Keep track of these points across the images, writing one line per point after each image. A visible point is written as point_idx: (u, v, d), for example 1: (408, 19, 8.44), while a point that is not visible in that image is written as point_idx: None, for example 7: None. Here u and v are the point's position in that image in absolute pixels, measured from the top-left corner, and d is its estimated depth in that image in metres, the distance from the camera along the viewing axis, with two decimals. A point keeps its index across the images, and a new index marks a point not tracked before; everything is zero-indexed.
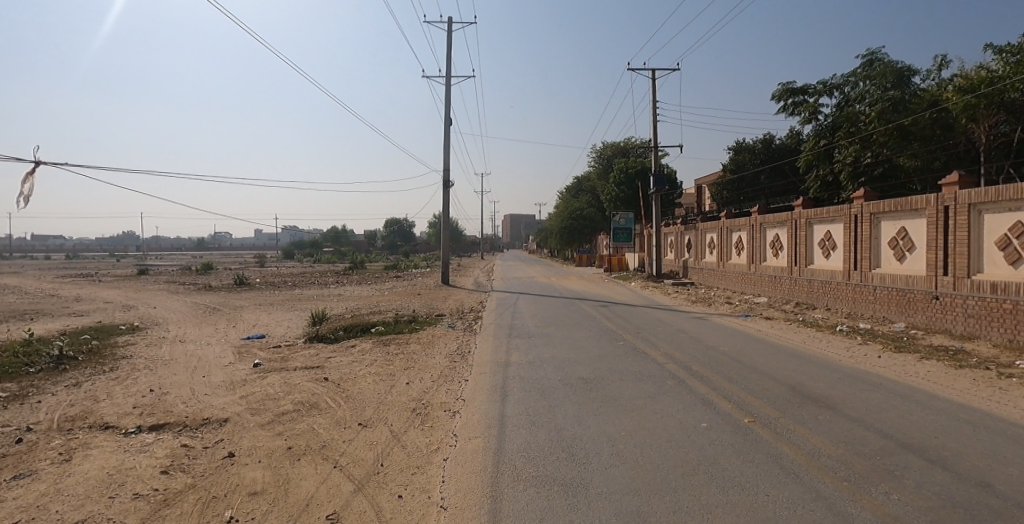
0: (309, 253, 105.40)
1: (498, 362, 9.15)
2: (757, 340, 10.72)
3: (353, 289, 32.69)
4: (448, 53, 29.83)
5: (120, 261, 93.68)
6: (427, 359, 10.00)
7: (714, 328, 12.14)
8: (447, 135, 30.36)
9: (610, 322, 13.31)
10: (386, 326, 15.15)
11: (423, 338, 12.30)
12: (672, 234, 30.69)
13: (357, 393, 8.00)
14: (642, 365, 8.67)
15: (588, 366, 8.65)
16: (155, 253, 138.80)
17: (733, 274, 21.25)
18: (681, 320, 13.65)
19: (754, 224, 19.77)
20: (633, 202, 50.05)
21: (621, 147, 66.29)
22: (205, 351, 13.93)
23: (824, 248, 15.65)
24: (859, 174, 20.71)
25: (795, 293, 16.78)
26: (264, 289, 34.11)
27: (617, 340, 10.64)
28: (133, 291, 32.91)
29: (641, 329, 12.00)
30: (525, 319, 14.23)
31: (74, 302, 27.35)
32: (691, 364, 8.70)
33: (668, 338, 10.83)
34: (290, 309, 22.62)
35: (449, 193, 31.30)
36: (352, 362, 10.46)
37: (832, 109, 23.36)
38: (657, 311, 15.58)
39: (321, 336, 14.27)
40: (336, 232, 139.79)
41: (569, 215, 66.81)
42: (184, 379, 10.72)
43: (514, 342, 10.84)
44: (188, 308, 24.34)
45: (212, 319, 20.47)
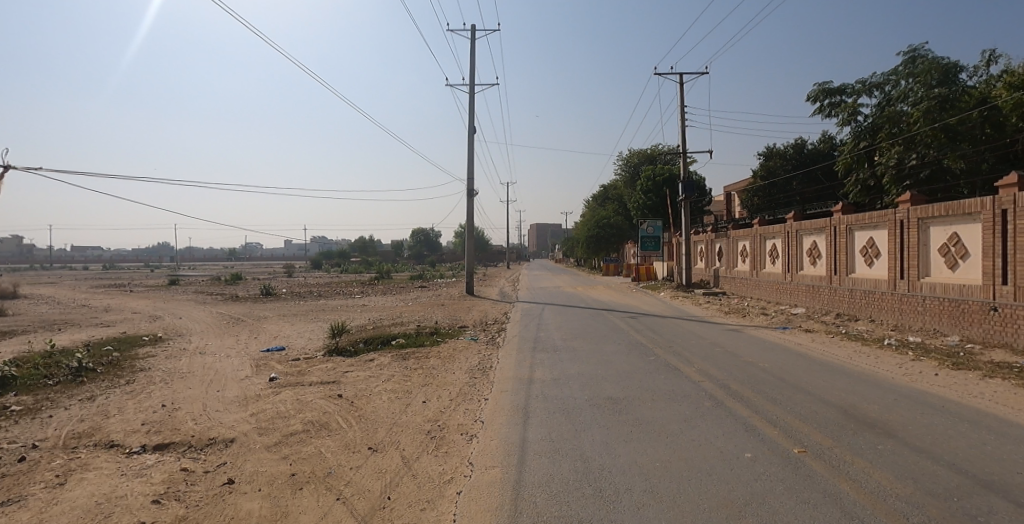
0: (335, 263, 107.02)
1: (521, 379, 8.60)
2: (800, 355, 9.90)
3: (376, 299, 32.60)
4: (471, 61, 29.72)
5: (155, 271, 96.66)
6: (446, 375, 9.52)
7: (752, 342, 11.36)
8: (470, 143, 30.16)
9: (640, 335, 12.61)
10: (407, 338, 14.78)
11: (443, 352, 11.84)
12: (702, 242, 29.75)
13: (371, 412, 7.57)
14: (676, 384, 7.99)
15: (618, 385, 8.02)
16: (188, 263, 142.79)
17: (768, 284, 20.30)
18: (714, 333, 12.90)
19: (790, 231, 18.83)
20: (660, 209, 48.99)
21: (649, 154, 65.25)
22: (223, 364, 13.75)
23: (867, 256, 14.67)
24: (904, 176, 19.89)
25: (836, 303, 15.78)
26: (289, 299, 34.32)
27: (648, 356, 9.95)
28: (162, 301, 33.50)
29: (674, 343, 11.27)
30: (550, 332, 13.67)
31: (105, 313, 27.88)
32: (730, 383, 7.98)
33: (702, 353, 10.09)
34: (313, 320, 22.53)
35: (472, 201, 31.05)
36: (368, 377, 10.06)
37: (872, 109, 22.52)
38: (688, 323, 14.81)
39: (341, 349, 13.97)
40: (363, 242, 141.55)
41: (595, 223, 65.96)
42: (199, 393, 10.51)
43: (539, 357, 10.26)
44: (214, 319, 24.51)
45: (235, 330, 20.46)
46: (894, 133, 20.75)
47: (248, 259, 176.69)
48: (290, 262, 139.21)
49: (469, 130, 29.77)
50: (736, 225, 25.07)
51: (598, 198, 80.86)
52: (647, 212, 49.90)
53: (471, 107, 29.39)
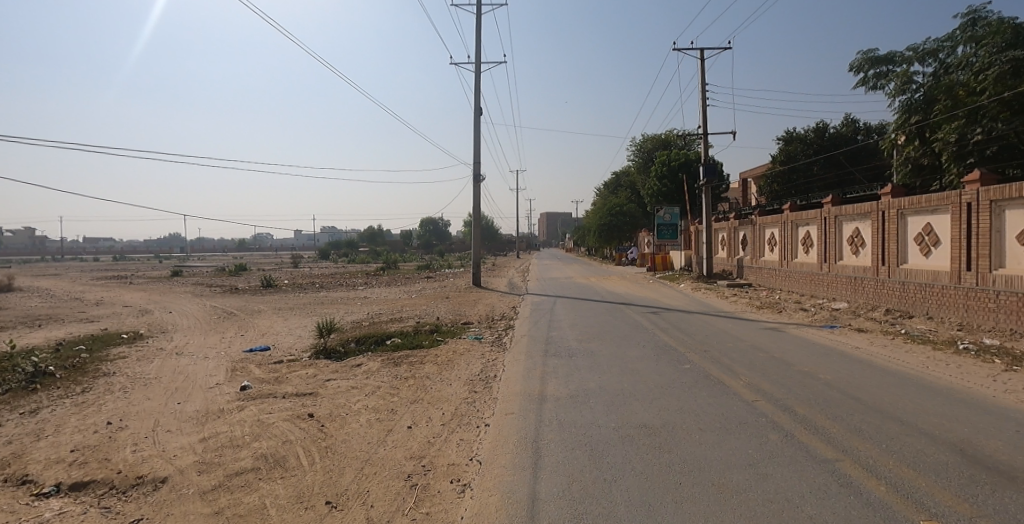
0: (342, 253, 106.13)
1: (530, 396, 7.01)
2: (865, 364, 8.26)
3: (379, 291, 31.09)
4: (476, 37, 27.91)
5: (162, 262, 96.67)
6: (441, 388, 7.94)
7: (801, 345, 9.67)
8: (476, 126, 28.46)
9: (666, 335, 10.97)
10: (403, 338, 13.22)
11: (440, 356, 10.25)
12: (724, 229, 27.89)
13: (342, 442, 6.01)
14: (725, 403, 6.38)
15: (652, 405, 6.40)
16: (196, 254, 142.72)
17: (801, 275, 18.53)
18: (753, 333, 11.22)
19: (828, 217, 16.97)
20: (676, 197, 47.02)
21: (663, 140, 62.99)
22: (197, 368, 12.30)
23: (925, 244, 12.84)
24: (966, 153, 18.13)
25: (885, 298, 14.01)
26: (289, 291, 32.94)
27: (682, 365, 8.32)
28: (158, 295, 32.24)
29: (710, 347, 9.62)
30: (563, 331, 12.06)
31: (93, 307, 26.62)
32: (792, 403, 6.35)
33: (747, 361, 8.44)
34: (307, 315, 21.05)
35: (479, 187, 29.38)
36: (349, 390, 8.49)
37: (927, 79, 20.62)
38: (719, 320, 13.12)
39: (329, 350, 12.47)
40: (370, 232, 140.40)
41: (607, 211, 63.98)
42: (157, 407, 9.03)
43: (552, 365, 8.67)
44: (205, 313, 23.15)
45: (223, 326, 19.05)
46: (951, 105, 18.81)
47: (256, 250, 176.30)
48: (297, 253, 138.34)
49: (475, 111, 28.04)
50: (763, 212, 23.18)
51: (610, 185, 78.87)
52: (662, 199, 48.00)
53: (477, 86, 27.59)
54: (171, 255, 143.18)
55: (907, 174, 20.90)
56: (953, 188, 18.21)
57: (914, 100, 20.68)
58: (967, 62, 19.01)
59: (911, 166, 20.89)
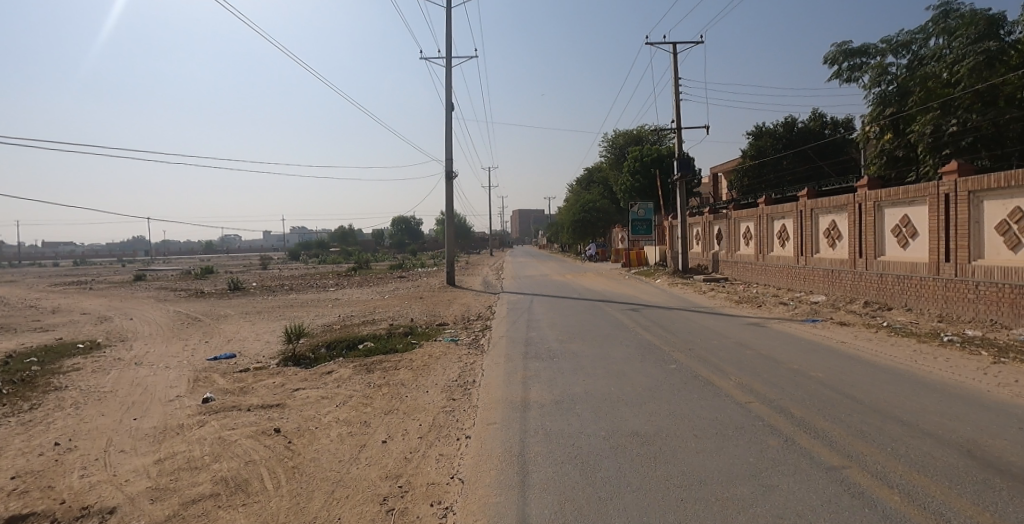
0: (314, 254, 103.92)
1: (513, 403, 6.61)
2: (852, 360, 8.10)
3: (352, 292, 30.28)
4: (448, 31, 27.26)
5: (123, 266, 92.97)
6: (418, 396, 7.47)
7: (785, 341, 9.51)
8: (450, 122, 27.86)
9: (649, 333, 10.70)
10: (376, 342, 12.67)
11: (416, 361, 9.76)
12: (699, 224, 27.97)
13: (312, 461, 5.51)
14: (717, 407, 6.08)
15: (641, 411, 6.08)
16: (162, 258, 138.02)
17: (777, 268, 18.59)
18: (736, 329, 11.05)
19: (804, 211, 16.98)
20: (650, 192, 47.24)
21: (637, 136, 63.28)
22: (156, 379, 11.53)
23: (902, 236, 12.85)
24: (942, 144, 18.40)
25: (863, 290, 14.03)
26: (258, 294, 31.85)
27: (669, 366, 8.03)
28: (116, 300, 30.70)
29: (695, 346, 9.37)
30: (543, 331, 11.70)
31: (47, 315, 25.16)
32: (786, 404, 6.10)
33: (734, 360, 8.21)
34: (276, 319, 20.21)
35: (453, 184, 28.80)
36: (319, 401, 7.95)
37: (901, 71, 20.89)
38: (701, 316, 12.94)
39: (298, 356, 11.83)
40: (344, 232, 137.92)
41: (583, 208, 64.01)
42: (109, 425, 8.33)
43: (534, 368, 8.28)
44: (167, 320, 22.09)
45: (186, 333, 18.11)
46: (926, 97, 19.06)
47: (225, 252, 171.66)
48: (268, 254, 135.09)
49: (449, 106, 27.45)
50: (738, 206, 23.23)
51: (585, 182, 79.01)
52: (637, 195, 48.15)
53: (449, 81, 26.98)
54: (135, 258, 138.24)
55: (882, 166, 21.19)
56: (930, 179, 18.49)
57: (887, 92, 20.94)
58: (940, 54, 19.31)
59: (886, 158, 21.19)
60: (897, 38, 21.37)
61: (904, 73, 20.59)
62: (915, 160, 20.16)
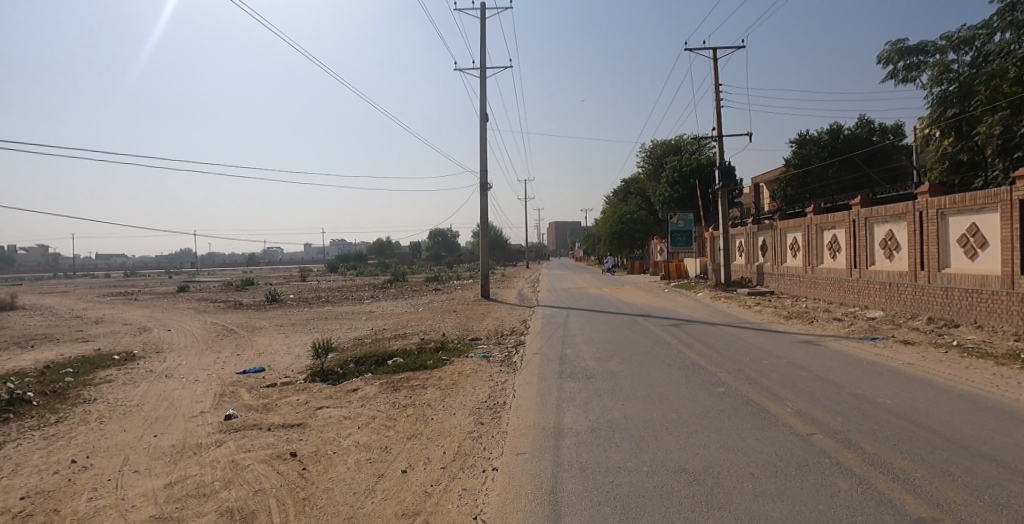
0: (350, 266, 105.85)
1: (545, 430, 6.05)
2: (926, 384, 7.23)
3: (384, 305, 30.23)
4: (481, 42, 27.27)
5: (170, 278, 96.74)
6: (444, 419, 7.01)
7: (847, 363, 8.62)
8: (483, 133, 27.74)
9: (693, 351, 9.98)
10: (406, 357, 12.32)
11: (444, 379, 9.31)
12: (742, 235, 26.84)
13: (324, 492, 5.10)
14: (776, 439, 5.37)
15: (688, 441, 5.43)
16: (206, 269, 143.28)
17: (829, 282, 17.45)
18: (788, 347, 10.18)
19: (858, 220, 15.88)
20: (688, 202, 45.99)
21: (673, 145, 62.04)
22: (184, 394, 11.45)
23: (969, 247, 11.67)
24: (1013, 146, 17.06)
25: (926, 305, 12.86)
26: (293, 306, 32.22)
27: (716, 389, 7.33)
28: (160, 311, 31.62)
29: (744, 366, 8.61)
30: (579, 348, 11.10)
31: (92, 325, 25.98)
32: (857, 437, 5.34)
33: (789, 383, 7.44)
34: (309, 331, 20.20)
35: (486, 195, 28.58)
36: (341, 421, 7.58)
37: (964, 69, 19.58)
38: (747, 333, 12.09)
39: (326, 372, 11.58)
40: (379, 244, 140.11)
41: (617, 219, 63.01)
42: (132, 441, 8.19)
43: (568, 390, 7.72)
44: (204, 331, 22.41)
45: (221, 345, 18.26)
46: (993, 96, 17.76)
47: (265, 264, 176.60)
48: (306, 266, 138.16)
49: (482, 118, 27.29)
50: (784, 215, 22.10)
51: (619, 192, 77.96)
52: (674, 206, 46.98)
53: (482, 92, 26.87)
54: (182, 270, 143.75)
55: (945, 171, 20.02)
56: (1000, 183, 17.15)
57: (948, 92, 19.68)
58: (1008, 49, 17.98)
59: (949, 163, 20.00)
60: (959, 35, 20.10)
61: (968, 71, 19.28)
62: (983, 164, 18.77)
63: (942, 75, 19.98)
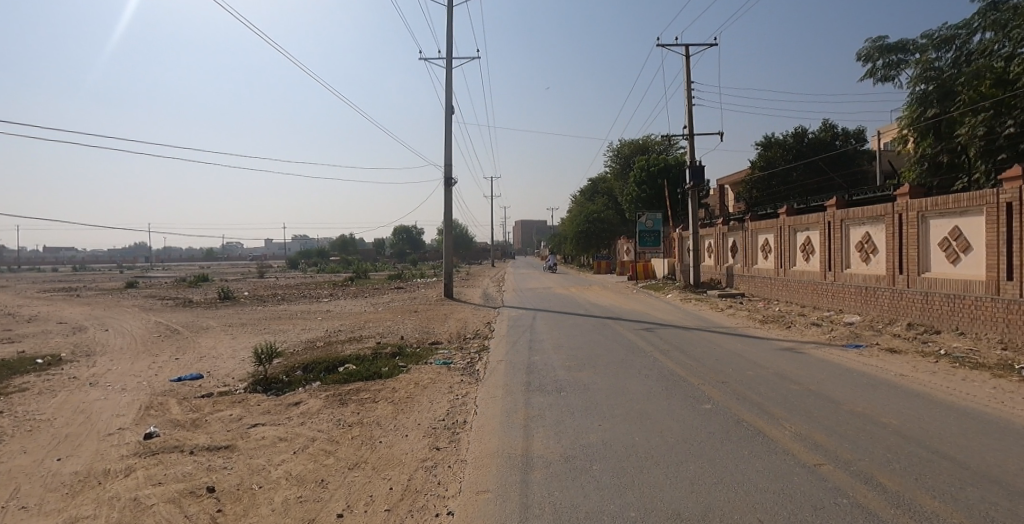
0: (312, 262, 102.54)
1: (512, 459, 5.16)
2: (922, 398, 6.70)
3: (344, 304, 28.81)
4: (450, 31, 26.15)
5: (119, 273, 91.61)
6: (394, 443, 6.01)
7: (835, 374, 8.03)
8: (450, 125, 26.64)
9: (671, 360, 9.27)
10: (359, 364, 11.24)
11: (399, 391, 8.31)
12: (712, 236, 26.61)
13: None
14: (779, 474, 4.61)
15: (679, 475, 4.61)
16: (160, 264, 136.97)
17: (802, 285, 17.17)
18: (768, 355, 9.58)
19: (834, 222, 15.56)
20: (657, 202, 45.96)
21: (642, 145, 62.11)
22: (103, 406, 10.07)
23: (951, 250, 11.36)
24: (996, 147, 17.05)
25: (903, 310, 12.54)
26: (246, 304, 30.36)
27: (701, 406, 6.59)
28: (97, 309, 29.24)
29: (728, 377, 7.93)
30: (548, 355, 10.25)
31: (19, 324, 23.72)
32: (869, 469, 4.63)
33: (779, 398, 6.78)
34: (258, 333, 18.73)
35: (453, 191, 27.49)
36: (275, 445, 6.48)
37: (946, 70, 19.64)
38: (724, 339, 11.49)
39: (269, 380, 10.41)
40: (344, 241, 136.62)
41: (586, 218, 62.72)
42: (24, 467, 6.88)
43: (537, 406, 6.85)
44: (144, 331, 20.65)
45: (157, 347, 16.65)
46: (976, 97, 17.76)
47: (226, 259, 170.50)
48: (267, 262, 133.48)
49: (449, 110, 26.18)
50: (755, 217, 21.84)
51: (588, 192, 77.88)
52: (643, 206, 46.89)
53: (449, 83, 25.75)
54: (133, 265, 136.70)
55: (923, 173, 20.43)
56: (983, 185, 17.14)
57: (927, 91, 19.89)
58: (991, 50, 18.02)
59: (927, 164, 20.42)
60: (940, 34, 20.31)
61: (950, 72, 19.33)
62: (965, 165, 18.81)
63: (924, 75, 20.01)
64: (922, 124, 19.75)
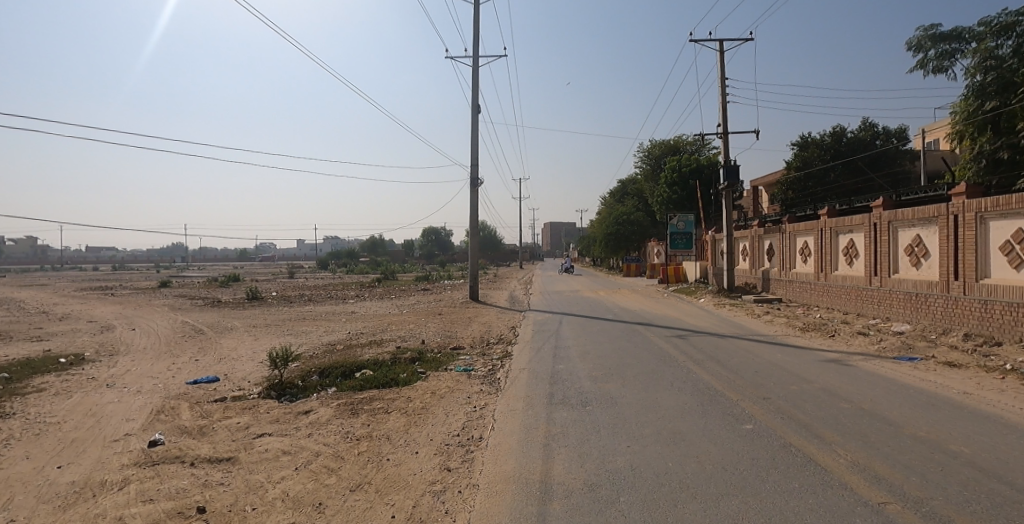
0: (340, 263, 104.07)
1: (528, 485, 4.63)
2: (998, 420, 5.88)
3: (368, 305, 28.66)
4: (474, 29, 25.81)
5: (156, 273, 94.49)
6: (402, 461, 5.53)
7: (892, 391, 7.23)
8: (474, 125, 26.28)
9: (705, 371, 8.59)
10: (377, 369, 10.85)
11: (414, 401, 7.85)
12: (746, 238, 25.54)
13: None
14: (839, 513, 3.96)
15: (721, 512, 4.00)
16: (195, 264, 141.60)
17: (845, 290, 16.15)
18: (814, 368, 8.80)
19: (880, 223, 14.56)
20: (687, 204, 44.78)
21: (671, 145, 60.70)
22: (119, 409, 9.92)
23: (1014, 254, 10.25)
24: None
25: (959, 319, 11.50)
26: (273, 305, 30.53)
27: (742, 426, 5.93)
28: (130, 308, 29.86)
29: (771, 393, 7.23)
30: (574, 363, 9.67)
31: (55, 322, 24.29)
32: (948, 511, 3.93)
33: (830, 418, 6.06)
34: (281, 334, 18.62)
35: (477, 191, 27.11)
36: (277, 459, 6.08)
37: (1007, 58, 18.32)
38: (763, 348, 10.71)
39: (284, 385, 10.11)
40: (371, 242, 138.18)
41: (614, 220, 61.66)
42: (27, 474, 6.68)
43: (560, 422, 6.29)
44: (171, 331, 20.81)
45: (182, 348, 16.66)
46: None
47: (258, 260, 174.73)
48: (297, 263, 136.12)
49: (474, 109, 25.83)
50: (793, 218, 20.79)
51: (616, 193, 76.73)
52: (672, 207, 45.78)
53: (474, 82, 25.41)
54: (169, 265, 141.20)
55: (981, 171, 18.85)
56: None
57: (986, 84, 18.65)
58: None
59: (987, 163, 18.84)
60: (999, 22, 19.06)
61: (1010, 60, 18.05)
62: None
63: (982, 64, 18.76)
64: (980, 118, 18.46)
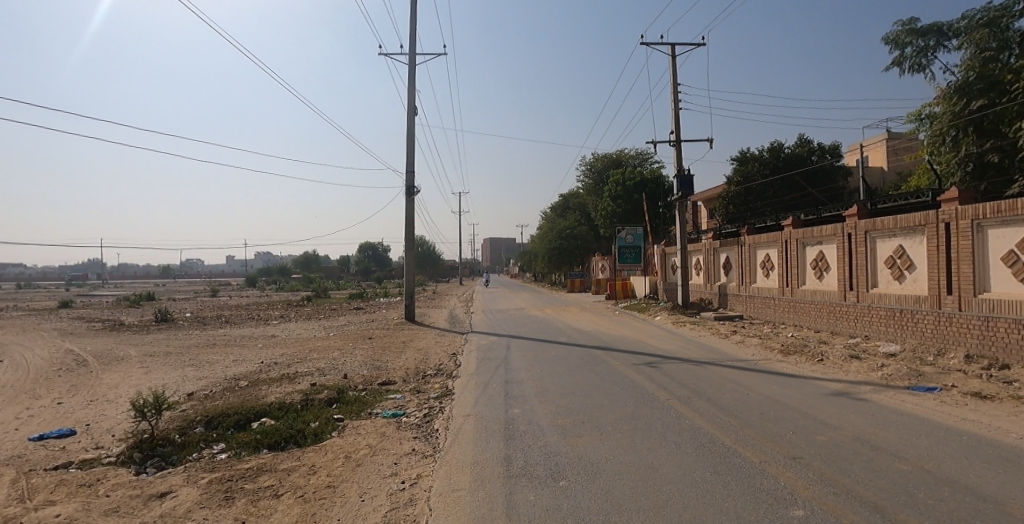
0: (274, 281, 98.16)
1: None
2: None
3: (293, 328, 25.51)
4: (415, 24, 23.81)
5: (60, 292, 85.27)
6: None
7: (942, 442, 5.69)
8: (414, 127, 24.13)
9: (698, 415, 6.85)
10: (280, 417, 8.50)
11: (319, 474, 5.61)
12: (700, 252, 24.67)
13: None
14: None
15: None
16: (113, 281, 130.40)
17: (815, 306, 15.15)
18: (825, 407, 7.24)
19: (855, 233, 13.60)
20: (633, 218, 44.35)
21: (615, 159, 60.63)
22: None
23: (1020, 265, 9.26)
24: None
25: (954, 338, 10.46)
26: (182, 328, 26.71)
27: (787, 512, 4.11)
28: (2, 335, 25.14)
29: (797, 449, 5.52)
30: (533, 408, 7.68)
31: None
32: None
33: (902, 494, 4.37)
34: (176, 365, 15.49)
35: (416, 200, 24.88)
36: None
37: (989, 56, 18.26)
38: (750, 378, 9.16)
39: (152, 443, 7.57)
40: (309, 257, 131.68)
41: (560, 235, 60.78)
42: None
43: (527, 515, 4.26)
44: (41, 363, 17.12)
45: (43, 386, 13.28)
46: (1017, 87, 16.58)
47: (184, 277, 163.19)
48: (227, 280, 127.98)
49: (413, 110, 23.72)
50: (752, 230, 19.90)
51: (559, 208, 76.54)
52: (619, 221, 45.07)
53: (412, 81, 23.37)
54: (82, 281, 128.74)
55: (967, 176, 19.03)
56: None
57: (970, 81, 18.54)
58: None
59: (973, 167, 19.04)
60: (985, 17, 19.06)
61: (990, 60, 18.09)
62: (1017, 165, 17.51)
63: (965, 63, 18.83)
64: (968, 117, 18.27)
